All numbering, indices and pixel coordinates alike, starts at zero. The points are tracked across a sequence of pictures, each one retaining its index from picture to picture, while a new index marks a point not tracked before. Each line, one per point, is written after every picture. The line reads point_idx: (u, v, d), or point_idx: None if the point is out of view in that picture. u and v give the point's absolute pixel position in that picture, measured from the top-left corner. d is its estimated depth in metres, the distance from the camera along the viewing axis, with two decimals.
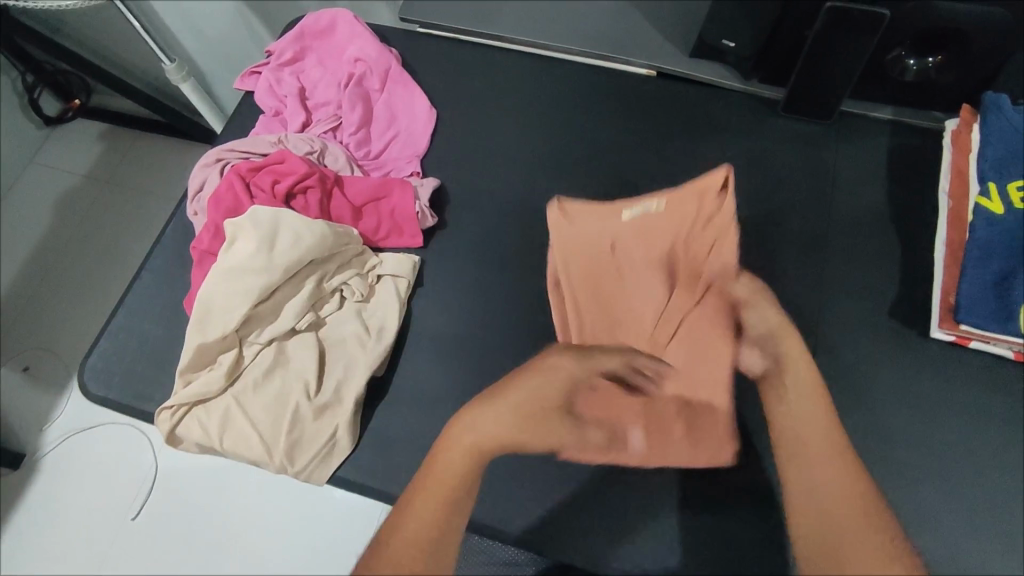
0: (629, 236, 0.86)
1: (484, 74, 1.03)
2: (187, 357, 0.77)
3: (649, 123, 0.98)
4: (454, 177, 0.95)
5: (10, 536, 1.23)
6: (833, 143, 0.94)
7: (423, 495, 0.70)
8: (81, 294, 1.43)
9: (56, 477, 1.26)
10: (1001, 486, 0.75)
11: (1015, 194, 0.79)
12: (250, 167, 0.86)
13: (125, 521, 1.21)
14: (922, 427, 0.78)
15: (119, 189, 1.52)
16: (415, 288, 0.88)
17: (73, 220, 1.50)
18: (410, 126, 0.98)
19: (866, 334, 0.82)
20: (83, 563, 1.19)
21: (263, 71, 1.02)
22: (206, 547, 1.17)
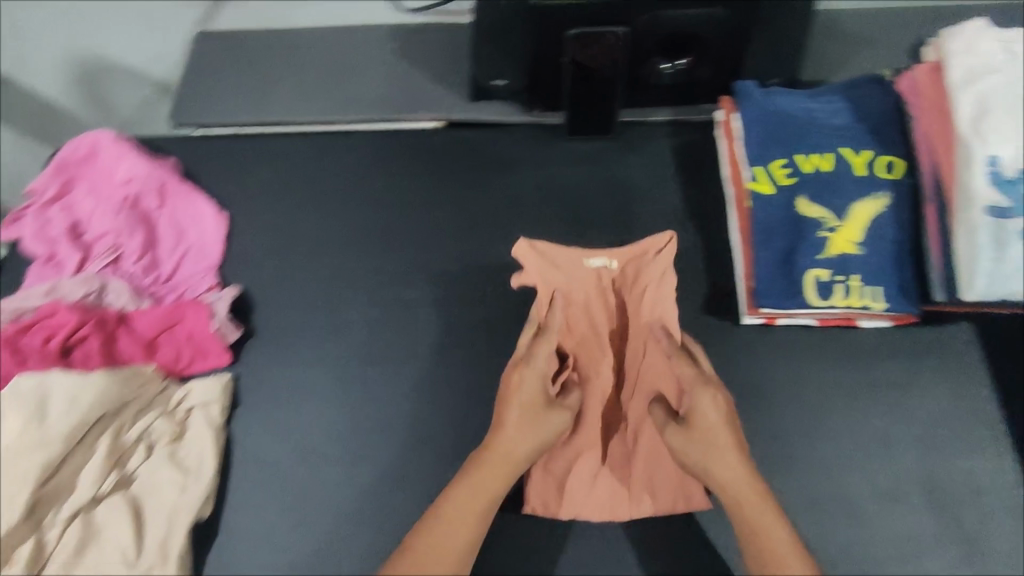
0: (584, 288, 0.86)
1: (270, 164, 0.99)
2: None
3: (445, 177, 0.97)
4: (257, 281, 0.91)
5: None
6: (620, 156, 0.95)
7: (479, 475, 0.72)
8: None
9: None
10: (835, 454, 0.77)
11: (779, 172, 0.82)
12: (15, 330, 0.78)
13: None
14: (752, 416, 0.79)
15: None
16: (232, 411, 0.83)
17: None
18: (201, 236, 0.93)
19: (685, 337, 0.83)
20: None
21: (26, 214, 0.93)
22: None
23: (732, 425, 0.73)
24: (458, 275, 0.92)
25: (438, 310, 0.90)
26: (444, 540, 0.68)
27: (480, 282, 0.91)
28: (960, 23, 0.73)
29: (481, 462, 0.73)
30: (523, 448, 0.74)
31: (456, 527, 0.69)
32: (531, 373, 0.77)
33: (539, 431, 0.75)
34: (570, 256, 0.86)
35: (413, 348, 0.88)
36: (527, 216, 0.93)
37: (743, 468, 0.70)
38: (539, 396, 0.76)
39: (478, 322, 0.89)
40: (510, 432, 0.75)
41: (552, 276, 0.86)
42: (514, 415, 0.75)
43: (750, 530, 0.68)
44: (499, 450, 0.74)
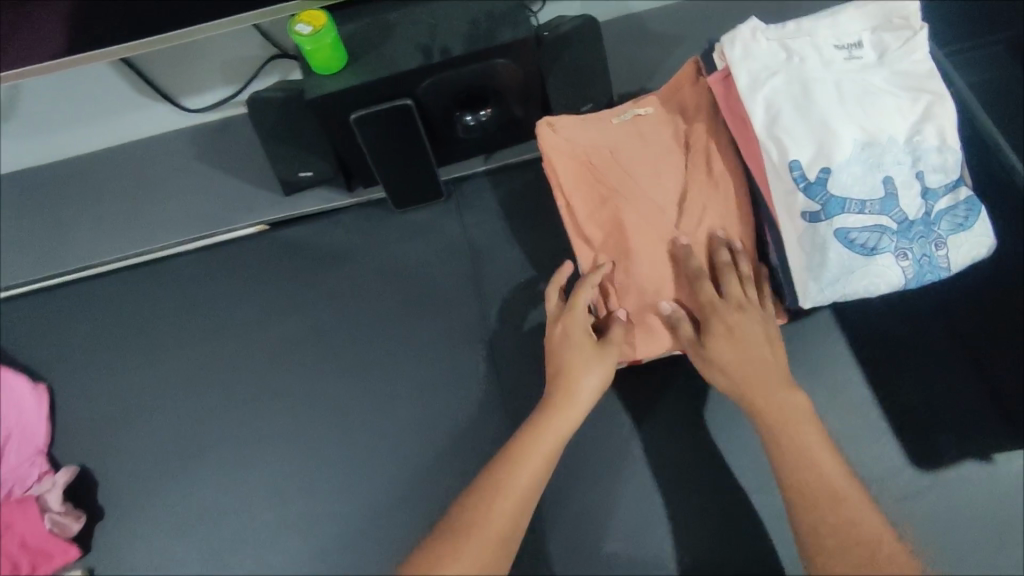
0: (625, 136, 0.78)
1: (85, 316, 0.90)
2: None
3: (275, 286, 0.90)
4: (99, 454, 0.83)
5: None
6: (455, 218, 0.91)
7: (536, 439, 0.64)
8: None
9: None
10: (707, 479, 0.81)
11: None
12: None
13: None
14: (629, 463, 0.83)
15: None
16: None
17: None
18: (19, 422, 0.84)
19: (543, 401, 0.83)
20: None
21: None
22: None
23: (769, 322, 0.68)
24: (316, 387, 0.86)
25: (304, 432, 0.84)
26: (494, 517, 0.59)
27: (337, 390, 0.86)
28: (733, 30, 0.72)
29: (534, 433, 0.65)
30: (586, 399, 0.68)
31: (512, 491, 0.61)
32: (576, 317, 0.71)
33: (602, 365, 0.68)
34: (590, 122, 0.79)
35: (282, 482, 0.82)
36: (371, 306, 0.89)
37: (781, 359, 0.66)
38: (585, 338, 0.70)
39: (347, 432, 0.84)
40: (570, 373, 0.68)
41: (578, 127, 0.78)
42: (572, 355, 0.69)
43: (790, 444, 0.62)
44: (566, 398, 0.67)
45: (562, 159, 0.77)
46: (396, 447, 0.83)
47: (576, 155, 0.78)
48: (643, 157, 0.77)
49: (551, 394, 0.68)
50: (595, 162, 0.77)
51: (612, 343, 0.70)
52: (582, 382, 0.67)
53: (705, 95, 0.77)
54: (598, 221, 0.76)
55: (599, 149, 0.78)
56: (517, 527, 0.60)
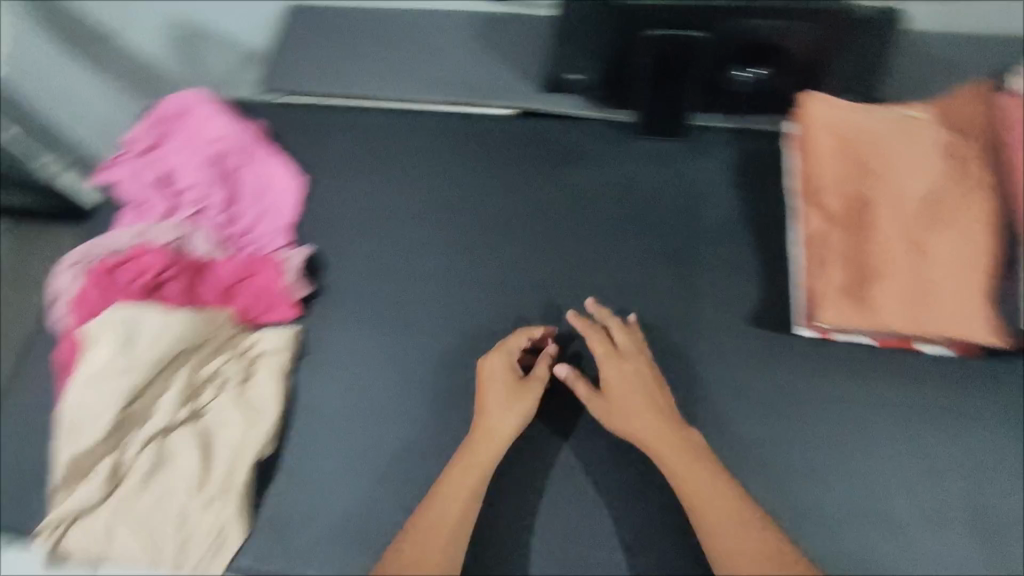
0: (890, 127, 0.81)
1: (344, 136, 1.02)
2: (61, 473, 0.76)
3: (508, 166, 0.99)
4: (322, 246, 0.94)
5: None
6: (688, 158, 0.97)
7: (458, 469, 0.74)
8: None
9: None
10: (882, 471, 0.77)
11: None
12: (110, 265, 0.85)
13: None
14: (806, 424, 0.79)
15: None
16: (298, 361, 0.87)
17: None
18: (278, 195, 0.97)
19: (728, 340, 0.85)
20: None
21: (121, 161, 1.00)
22: None
23: (645, 391, 0.77)
24: (514, 260, 0.92)
25: (492, 295, 0.90)
26: (430, 540, 0.70)
27: (533, 269, 0.91)
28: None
29: (460, 462, 0.75)
30: (504, 427, 0.76)
31: (439, 520, 0.71)
32: (495, 363, 0.81)
33: (519, 405, 0.78)
34: (860, 109, 0.83)
35: (469, 323, 0.88)
36: (592, 208, 0.95)
37: (659, 428, 0.74)
38: (507, 381, 0.79)
39: (529, 308, 0.89)
40: (485, 414, 0.78)
41: (847, 110, 0.83)
42: (489, 397, 0.79)
43: (695, 505, 0.70)
44: (481, 434, 0.76)
45: (823, 133, 0.82)
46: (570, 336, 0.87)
47: (838, 133, 0.82)
48: (901, 151, 0.81)
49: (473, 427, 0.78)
50: (855, 146, 0.81)
51: (532, 383, 0.79)
52: (495, 420, 0.77)
53: (984, 113, 0.79)
54: (840, 196, 0.81)
55: (862, 134, 0.81)
56: (459, 535, 0.71)
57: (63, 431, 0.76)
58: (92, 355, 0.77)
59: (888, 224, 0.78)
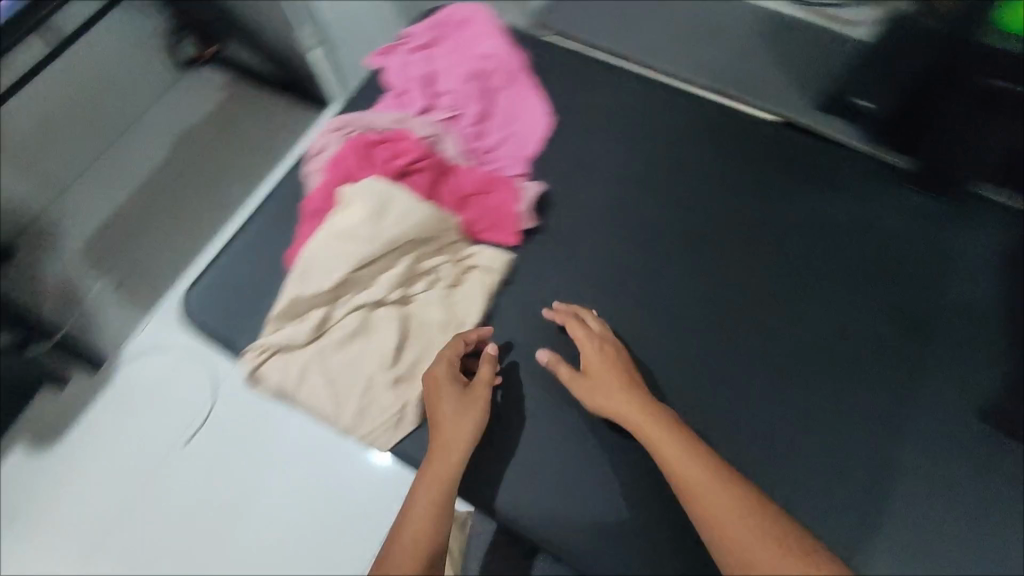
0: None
1: (600, 88, 1.03)
2: (281, 307, 0.83)
3: (756, 167, 0.94)
4: (553, 184, 0.95)
5: (65, 449, 1.31)
6: (956, 222, 0.88)
7: (432, 470, 0.73)
8: (169, 228, 1.55)
9: (106, 398, 1.33)
10: None
11: None
12: (371, 141, 0.91)
13: (173, 449, 1.26)
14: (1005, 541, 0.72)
15: (226, 136, 1.65)
16: (503, 286, 0.88)
17: (180, 161, 1.62)
18: (525, 126, 0.99)
19: (943, 422, 0.78)
20: (100, 511, 1.23)
21: (396, 53, 1.05)
22: (225, 494, 1.21)
23: (619, 371, 0.77)
24: (737, 258, 0.89)
25: (704, 286, 0.87)
26: (413, 522, 0.69)
27: (751, 274, 0.88)
28: None
29: (431, 464, 0.73)
30: (464, 420, 0.75)
31: (415, 522, 0.68)
32: (438, 366, 0.79)
33: (470, 408, 0.76)
34: None
35: (672, 306, 0.86)
36: (834, 237, 0.89)
37: (629, 404, 0.74)
38: (447, 384, 0.78)
39: (739, 309, 0.85)
40: (441, 416, 0.76)
41: None
42: (444, 400, 0.77)
43: (693, 499, 0.67)
44: (448, 433, 0.75)
45: None
46: (774, 353, 0.83)
47: None
48: None
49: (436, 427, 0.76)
50: None
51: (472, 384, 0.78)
52: (455, 422, 0.75)
53: None
54: None
55: None
56: (442, 513, 0.70)
57: (296, 269, 0.83)
58: (343, 215, 0.83)
59: None
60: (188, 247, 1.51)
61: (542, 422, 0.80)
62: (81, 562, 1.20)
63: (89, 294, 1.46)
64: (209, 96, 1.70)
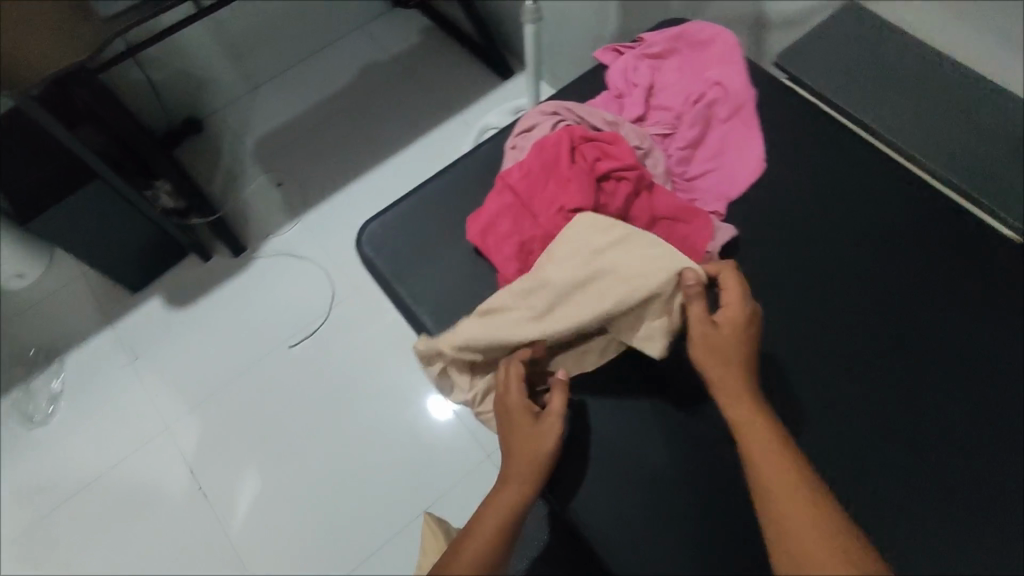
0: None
1: (826, 150, 0.97)
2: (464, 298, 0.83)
3: (974, 291, 0.87)
4: (750, 235, 0.91)
5: (198, 313, 1.49)
6: None
7: (492, 507, 0.71)
8: (337, 145, 1.67)
9: (244, 283, 1.51)
10: None
11: None
12: (583, 135, 0.90)
13: (283, 346, 1.45)
14: None
15: (413, 78, 1.75)
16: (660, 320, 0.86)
17: (367, 88, 1.74)
18: (734, 165, 0.95)
19: None
20: (216, 374, 1.43)
21: (627, 53, 1.04)
22: (317, 400, 1.39)
23: (742, 345, 0.72)
24: (922, 376, 0.82)
25: (869, 388, 0.82)
26: (472, 545, 0.68)
27: (921, 392, 0.82)
28: None
29: (492, 501, 0.72)
30: (528, 453, 0.74)
31: (467, 555, 0.66)
32: (512, 396, 0.77)
33: (540, 448, 0.74)
34: None
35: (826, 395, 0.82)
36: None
37: (731, 374, 0.71)
38: (519, 416, 0.76)
39: (909, 429, 0.80)
40: (511, 453, 0.75)
41: None
42: (514, 436, 0.76)
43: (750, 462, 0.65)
44: (514, 471, 0.73)
45: None
46: (926, 484, 0.77)
47: None
48: None
49: (504, 464, 0.75)
50: None
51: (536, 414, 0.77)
52: (522, 460, 0.74)
53: None
54: None
55: None
56: (498, 548, 0.68)
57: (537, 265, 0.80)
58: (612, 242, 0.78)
59: None
60: (350, 169, 1.64)
61: (666, 466, 0.79)
62: (189, 409, 1.40)
63: (254, 186, 1.62)
64: (410, 37, 1.80)
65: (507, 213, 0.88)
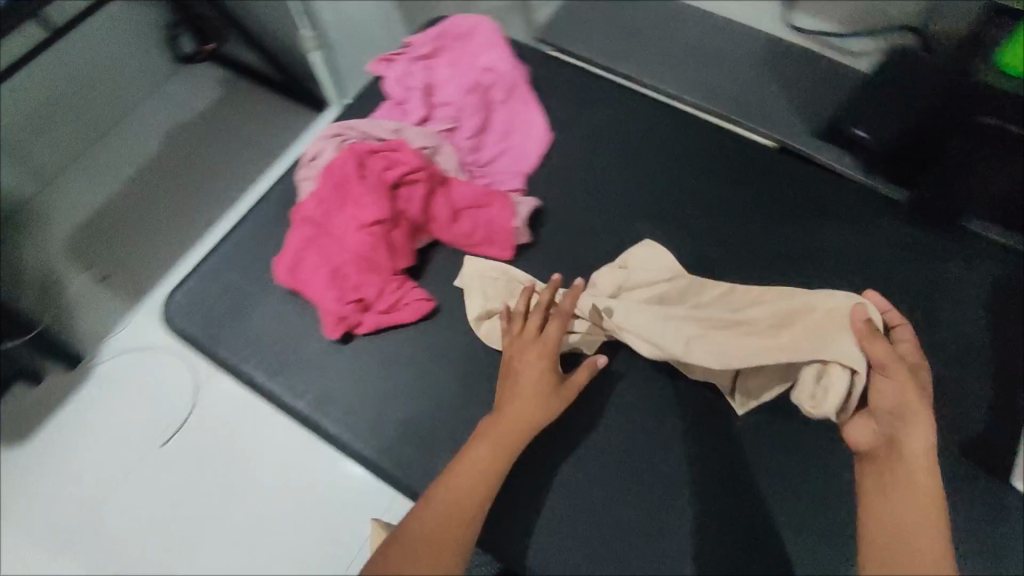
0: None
1: (604, 107, 1.02)
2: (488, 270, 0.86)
3: (762, 194, 0.94)
4: (554, 203, 0.94)
5: (37, 444, 1.25)
6: (954, 254, 0.88)
7: (478, 456, 0.71)
8: (155, 217, 1.46)
9: (90, 394, 1.29)
10: None
11: None
12: (367, 149, 0.89)
13: (152, 448, 1.23)
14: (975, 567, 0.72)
15: (226, 132, 1.55)
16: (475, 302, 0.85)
17: (178, 151, 1.53)
18: (523, 143, 0.99)
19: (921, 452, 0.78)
20: (75, 506, 1.20)
21: (397, 60, 1.05)
22: (205, 499, 1.18)
23: (924, 385, 0.67)
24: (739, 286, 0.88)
25: None
26: (457, 488, 0.69)
27: None
28: None
29: (484, 437, 0.72)
30: (530, 408, 0.73)
31: (441, 507, 0.67)
32: (529, 342, 0.77)
33: (544, 401, 0.74)
34: None
35: None
36: (828, 265, 0.88)
37: (923, 407, 0.65)
38: (540, 363, 0.75)
39: None
40: (512, 398, 0.74)
41: None
42: (523, 379, 0.75)
43: (888, 473, 0.63)
44: (510, 413, 0.73)
45: None
46: None
47: None
48: None
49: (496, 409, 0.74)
50: None
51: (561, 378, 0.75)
52: (522, 403, 0.73)
53: None
54: None
55: None
56: (474, 509, 0.68)
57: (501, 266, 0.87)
58: (775, 294, 0.80)
59: None
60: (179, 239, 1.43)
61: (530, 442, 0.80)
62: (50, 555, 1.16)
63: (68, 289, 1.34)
64: (209, 91, 1.58)
65: (310, 245, 0.86)
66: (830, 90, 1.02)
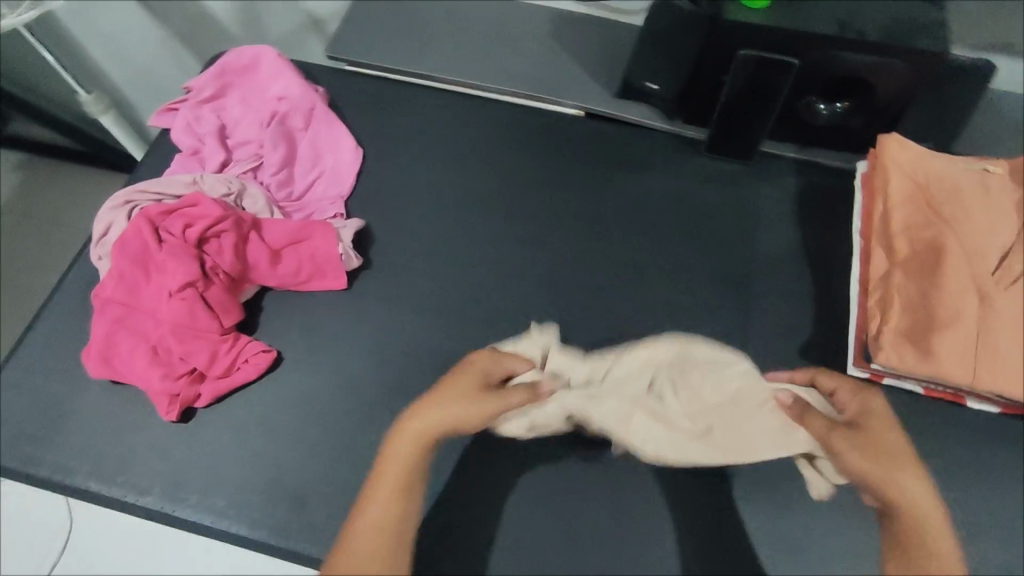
0: (972, 180, 0.85)
1: (410, 116, 1.00)
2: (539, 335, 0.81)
3: (579, 163, 0.96)
4: (380, 219, 0.91)
5: None
6: (753, 183, 0.96)
7: (394, 470, 0.63)
8: None
9: None
10: None
11: (901, 234, 0.84)
12: (160, 211, 0.82)
13: None
14: None
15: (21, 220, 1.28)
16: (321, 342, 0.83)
17: None
18: (335, 165, 0.95)
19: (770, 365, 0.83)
20: None
21: (181, 108, 0.98)
22: None
23: (891, 427, 0.68)
24: (576, 257, 0.89)
25: (543, 288, 0.87)
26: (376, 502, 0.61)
27: (578, 271, 0.88)
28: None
29: (398, 446, 0.65)
30: (455, 408, 0.67)
31: (370, 522, 0.60)
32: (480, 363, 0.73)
33: (467, 404, 0.67)
34: (943, 161, 0.87)
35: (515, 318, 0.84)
36: (651, 218, 0.93)
37: (897, 452, 0.64)
38: (476, 379, 0.70)
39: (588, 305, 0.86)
40: (431, 402, 0.68)
41: (924, 160, 0.86)
42: (453, 383, 0.69)
43: (907, 532, 0.59)
44: (428, 411, 0.66)
45: (899, 176, 0.86)
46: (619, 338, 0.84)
47: (912, 179, 0.86)
48: (972, 199, 0.83)
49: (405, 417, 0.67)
50: (924, 194, 0.85)
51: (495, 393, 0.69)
52: (440, 406, 0.67)
53: None
54: (903, 246, 0.83)
55: (939, 183, 0.85)
56: (393, 535, 0.60)
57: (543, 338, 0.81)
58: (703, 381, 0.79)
59: (956, 270, 0.79)
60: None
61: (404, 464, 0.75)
62: None
63: None
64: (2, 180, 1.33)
65: (121, 327, 0.79)
66: (619, 52, 1.05)
